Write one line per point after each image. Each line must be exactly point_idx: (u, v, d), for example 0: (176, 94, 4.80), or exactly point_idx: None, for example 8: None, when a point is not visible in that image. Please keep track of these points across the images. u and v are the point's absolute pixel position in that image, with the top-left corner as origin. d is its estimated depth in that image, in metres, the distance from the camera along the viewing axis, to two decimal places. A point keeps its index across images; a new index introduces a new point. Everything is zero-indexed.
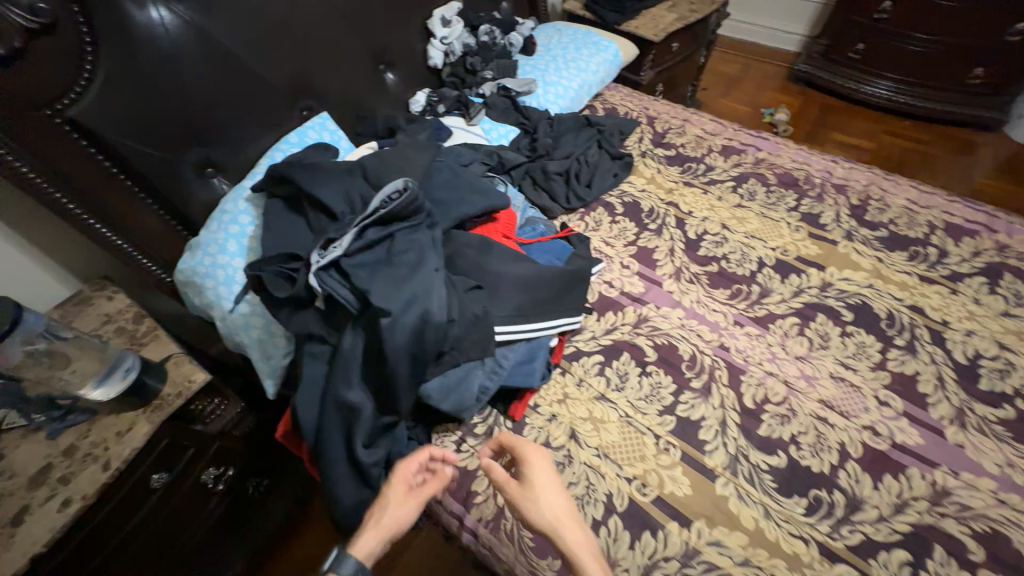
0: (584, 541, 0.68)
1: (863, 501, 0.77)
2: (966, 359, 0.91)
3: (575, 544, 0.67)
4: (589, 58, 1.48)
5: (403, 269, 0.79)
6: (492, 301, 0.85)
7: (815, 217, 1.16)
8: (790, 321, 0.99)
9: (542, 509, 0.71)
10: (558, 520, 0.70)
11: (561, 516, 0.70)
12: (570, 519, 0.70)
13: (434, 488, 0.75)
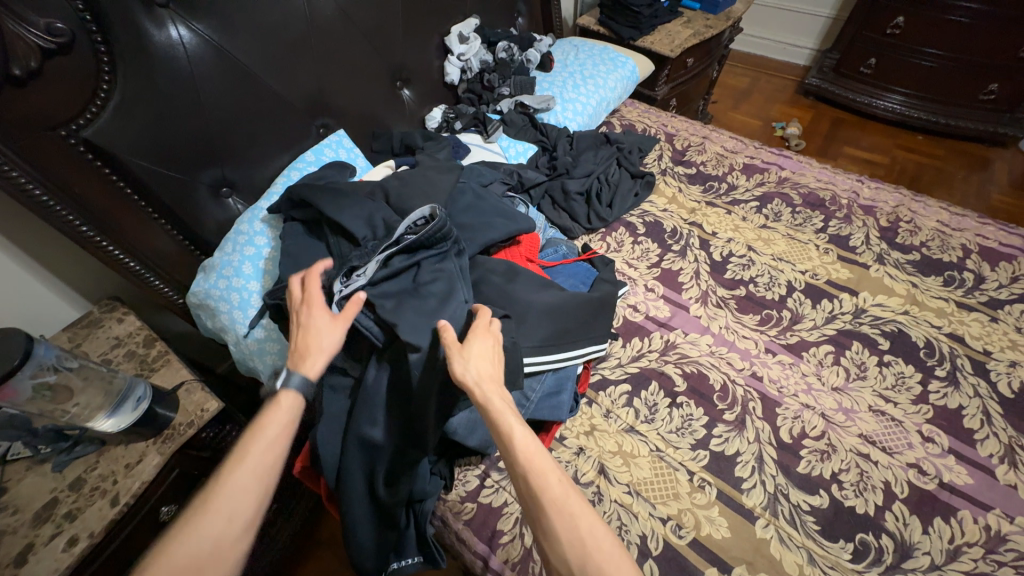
0: (510, 405, 0.60)
1: (913, 547, 0.73)
2: (1011, 392, 0.88)
3: (498, 406, 0.58)
4: (607, 75, 1.47)
5: (432, 300, 0.77)
6: (520, 330, 0.81)
7: (843, 239, 1.13)
8: (823, 349, 0.96)
9: (467, 370, 0.62)
10: (481, 381, 0.61)
11: (489, 379, 0.62)
12: (494, 381, 0.62)
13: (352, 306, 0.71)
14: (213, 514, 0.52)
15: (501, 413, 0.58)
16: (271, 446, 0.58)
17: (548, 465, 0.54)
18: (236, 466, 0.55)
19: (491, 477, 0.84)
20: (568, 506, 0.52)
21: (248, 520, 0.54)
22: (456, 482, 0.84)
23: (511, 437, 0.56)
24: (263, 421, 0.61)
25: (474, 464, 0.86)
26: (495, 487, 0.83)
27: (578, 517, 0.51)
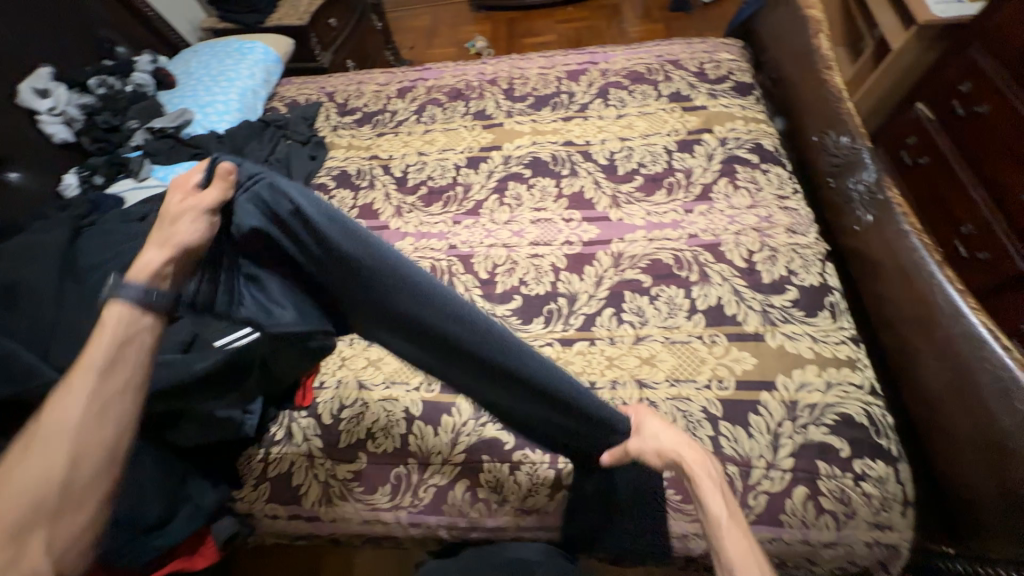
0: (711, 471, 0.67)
1: (577, 293, 1.00)
2: (606, 159, 1.20)
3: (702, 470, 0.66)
4: (238, 66, 1.46)
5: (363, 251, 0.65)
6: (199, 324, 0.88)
7: (483, 113, 1.37)
8: (491, 199, 1.18)
9: (660, 431, 0.72)
10: (679, 452, 0.69)
11: (681, 447, 0.69)
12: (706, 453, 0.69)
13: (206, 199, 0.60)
14: (45, 460, 0.46)
15: (706, 488, 0.64)
16: (99, 362, 0.50)
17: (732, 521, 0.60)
18: (64, 397, 0.48)
19: (273, 452, 0.89)
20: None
21: (83, 459, 0.48)
22: (244, 477, 0.88)
23: (706, 493, 0.64)
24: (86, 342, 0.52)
25: (255, 452, 0.89)
26: (280, 456, 0.88)
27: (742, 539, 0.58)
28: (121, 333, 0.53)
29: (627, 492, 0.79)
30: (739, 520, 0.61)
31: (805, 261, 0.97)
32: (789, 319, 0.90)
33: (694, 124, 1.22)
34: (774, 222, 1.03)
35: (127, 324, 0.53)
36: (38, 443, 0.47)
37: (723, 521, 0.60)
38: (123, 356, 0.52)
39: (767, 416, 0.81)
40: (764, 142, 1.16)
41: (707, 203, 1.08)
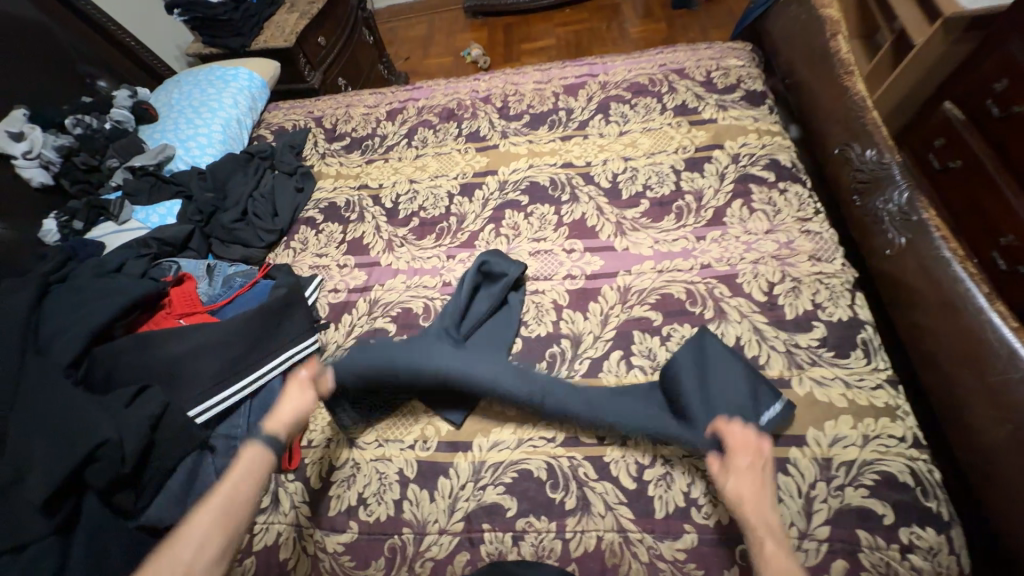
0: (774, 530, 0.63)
1: (582, 333, 0.92)
2: (609, 182, 1.12)
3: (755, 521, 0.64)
4: (220, 95, 1.40)
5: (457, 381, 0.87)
6: (175, 388, 0.81)
7: (476, 134, 1.29)
8: (487, 230, 1.11)
9: (732, 479, 0.67)
10: (739, 502, 0.66)
11: (742, 494, 0.66)
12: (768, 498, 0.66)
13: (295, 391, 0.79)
14: (177, 549, 0.58)
15: (754, 512, 0.64)
16: (234, 487, 0.65)
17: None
18: (190, 515, 0.61)
19: (259, 521, 0.83)
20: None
21: (209, 554, 0.58)
22: None
23: (753, 519, 0.64)
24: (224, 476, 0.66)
25: None
26: (266, 526, 0.83)
27: None
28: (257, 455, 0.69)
29: (642, 566, 0.71)
30: (784, 547, 0.61)
31: (831, 292, 0.88)
32: (817, 361, 0.81)
33: (702, 139, 1.13)
34: (795, 248, 0.94)
35: (249, 463, 0.68)
36: (170, 545, 0.59)
37: (768, 552, 0.60)
38: (254, 473, 0.67)
39: (797, 476, 0.72)
40: (780, 157, 1.06)
41: (720, 229, 0.99)
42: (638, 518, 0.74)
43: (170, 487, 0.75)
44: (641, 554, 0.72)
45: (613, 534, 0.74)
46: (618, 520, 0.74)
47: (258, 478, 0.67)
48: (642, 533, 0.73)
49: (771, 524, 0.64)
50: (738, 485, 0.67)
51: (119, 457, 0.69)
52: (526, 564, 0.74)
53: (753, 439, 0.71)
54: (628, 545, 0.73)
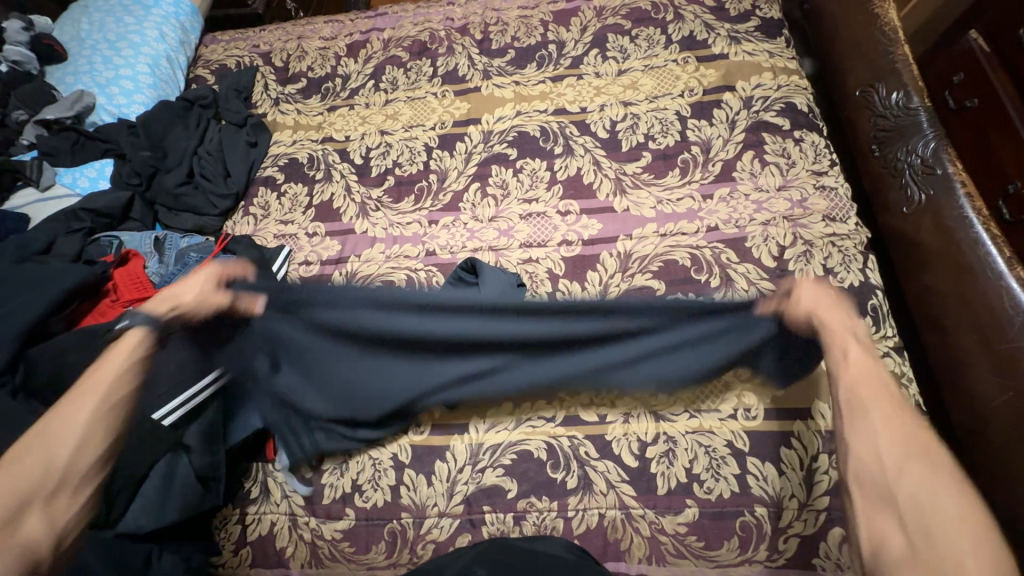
0: (860, 347, 0.62)
1: None
2: (607, 132, 0.99)
3: (832, 336, 0.63)
4: (141, 26, 1.17)
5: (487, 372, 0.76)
6: None
7: (454, 74, 1.12)
8: (472, 190, 0.99)
9: (811, 292, 0.66)
10: (819, 311, 0.64)
11: (820, 304, 0.64)
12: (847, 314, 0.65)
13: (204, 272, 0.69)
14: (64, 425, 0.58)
15: (834, 330, 0.63)
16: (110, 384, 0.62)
17: (874, 393, 0.58)
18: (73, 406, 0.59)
19: (250, 511, 0.79)
20: (901, 425, 0.55)
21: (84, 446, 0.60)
22: (221, 541, 0.78)
23: (830, 339, 0.63)
24: (104, 361, 0.63)
25: (230, 512, 0.79)
26: (259, 516, 0.79)
27: (882, 413, 0.56)
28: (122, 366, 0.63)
29: (643, 540, 0.72)
30: (875, 364, 0.61)
31: (844, 255, 0.82)
32: None
33: (712, 79, 1.00)
34: (808, 207, 0.87)
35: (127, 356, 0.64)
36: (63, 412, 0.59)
37: (854, 364, 0.60)
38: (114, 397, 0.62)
39: (800, 449, 0.72)
40: (796, 100, 0.95)
41: (729, 185, 0.91)
42: (640, 495, 0.73)
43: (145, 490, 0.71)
44: (643, 529, 0.72)
45: (615, 511, 0.73)
46: (621, 498, 0.74)
47: (126, 358, 0.64)
48: (644, 509, 0.73)
49: (847, 336, 0.63)
50: (810, 296, 0.65)
51: None
52: (536, 538, 0.71)
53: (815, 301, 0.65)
54: (629, 521, 0.73)
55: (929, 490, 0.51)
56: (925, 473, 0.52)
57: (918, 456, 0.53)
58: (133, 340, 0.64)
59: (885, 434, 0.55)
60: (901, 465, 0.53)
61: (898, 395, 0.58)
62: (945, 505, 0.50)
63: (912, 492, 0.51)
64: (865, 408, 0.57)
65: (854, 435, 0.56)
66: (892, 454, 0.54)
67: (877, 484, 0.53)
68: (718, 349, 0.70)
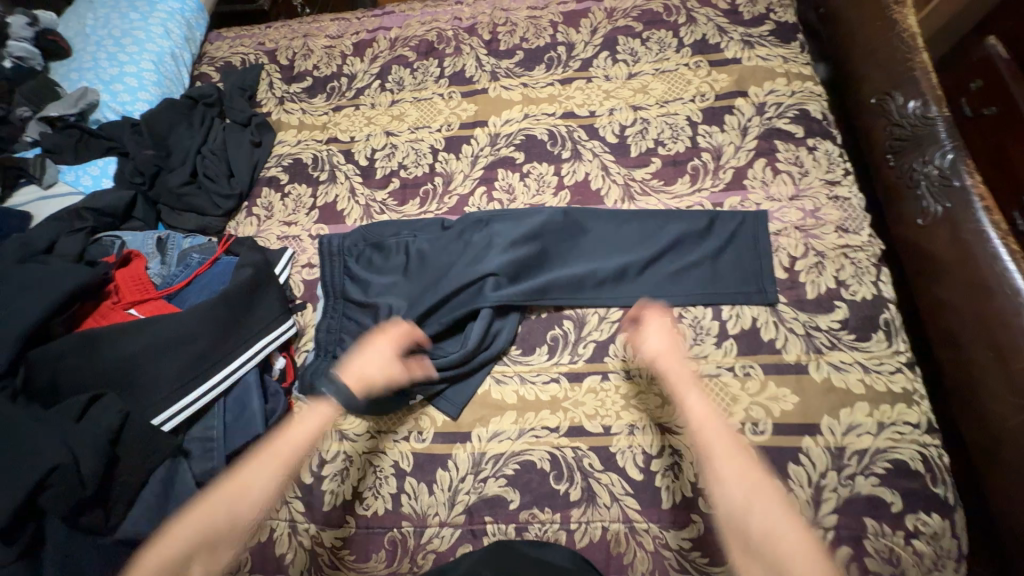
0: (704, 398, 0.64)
1: (586, 315, 0.85)
2: (616, 136, 0.98)
3: (675, 380, 0.67)
4: (146, 22, 1.16)
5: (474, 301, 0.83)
6: (133, 394, 0.72)
7: (461, 75, 1.11)
8: (478, 194, 0.98)
9: (653, 339, 0.72)
10: (659, 359, 0.70)
11: (660, 355, 0.70)
12: (683, 367, 0.69)
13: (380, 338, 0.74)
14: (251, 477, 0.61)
15: (673, 377, 0.67)
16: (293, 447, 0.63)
17: (717, 431, 0.60)
18: (263, 462, 0.61)
19: None
20: (737, 461, 0.57)
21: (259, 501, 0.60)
22: None
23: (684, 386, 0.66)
24: (302, 420, 0.65)
25: None
26: (258, 522, 0.78)
27: (723, 453, 0.58)
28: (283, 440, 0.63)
29: (647, 555, 0.71)
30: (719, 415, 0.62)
31: (857, 268, 0.81)
32: (836, 345, 0.76)
33: (724, 84, 0.98)
34: (821, 217, 0.85)
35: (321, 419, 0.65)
36: (251, 473, 0.61)
37: (703, 412, 0.62)
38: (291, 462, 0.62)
39: (808, 466, 0.70)
40: (810, 107, 0.93)
41: (740, 193, 0.89)
42: (644, 509, 0.72)
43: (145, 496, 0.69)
44: (647, 543, 0.71)
45: (619, 525, 0.72)
46: (624, 511, 0.73)
47: (315, 424, 0.64)
48: (648, 523, 0.72)
49: (677, 381, 0.67)
50: (652, 350, 0.71)
51: (77, 480, 0.63)
52: (539, 547, 0.70)
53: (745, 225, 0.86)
54: (633, 535, 0.72)
55: (767, 526, 0.51)
56: (771, 511, 0.52)
57: (748, 487, 0.54)
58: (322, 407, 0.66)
59: (729, 469, 0.56)
60: (749, 503, 0.53)
61: (739, 441, 0.59)
62: (784, 534, 0.50)
63: (763, 526, 0.51)
64: (712, 450, 0.58)
65: (712, 480, 0.57)
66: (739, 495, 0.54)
67: (740, 535, 0.52)
68: (697, 283, 0.83)
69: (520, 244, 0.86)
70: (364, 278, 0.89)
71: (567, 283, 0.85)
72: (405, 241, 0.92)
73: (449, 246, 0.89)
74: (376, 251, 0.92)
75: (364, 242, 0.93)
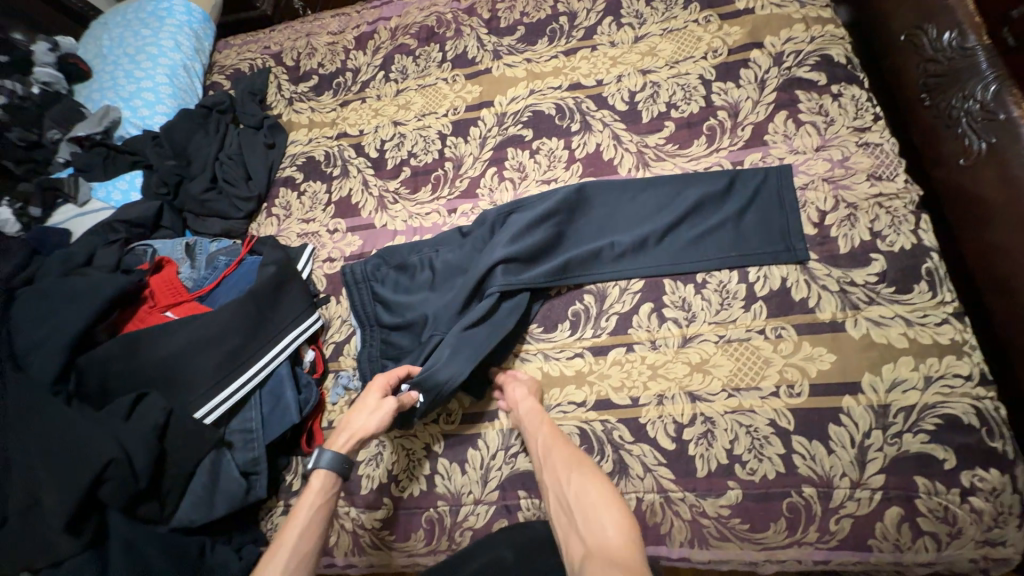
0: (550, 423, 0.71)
1: (606, 288, 0.83)
2: (626, 104, 0.95)
3: (525, 420, 0.73)
4: (157, 37, 1.19)
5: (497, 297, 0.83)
6: (175, 392, 0.76)
7: (463, 57, 1.09)
8: (489, 175, 0.97)
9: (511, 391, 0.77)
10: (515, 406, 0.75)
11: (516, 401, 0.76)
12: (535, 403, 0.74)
13: (370, 392, 0.75)
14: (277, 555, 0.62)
15: (528, 413, 0.73)
16: (307, 523, 0.65)
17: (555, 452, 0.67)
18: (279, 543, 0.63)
19: (294, 503, 0.81)
20: (575, 468, 0.64)
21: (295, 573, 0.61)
22: (268, 532, 0.80)
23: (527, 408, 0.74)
24: (299, 503, 0.67)
25: (275, 504, 0.82)
26: None
27: (562, 465, 0.65)
28: (315, 502, 0.67)
29: (685, 524, 0.70)
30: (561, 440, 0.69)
31: (893, 217, 0.76)
32: (874, 299, 0.72)
33: (737, 38, 0.93)
34: (850, 166, 0.80)
35: (322, 489, 0.68)
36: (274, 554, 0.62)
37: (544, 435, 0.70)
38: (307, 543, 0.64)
39: (851, 426, 0.68)
40: (833, 52, 0.88)
41: (761, 150, 0.85)
42: (678, 478, 0.71)
43: (195, 487, 0.73)
44: (684, 512, 0.70)
45: (653, 495, 0.71)
46: (658, 482, 0.72)
47: (318, 501, 0.67)
48: (683, 492, 0.71)
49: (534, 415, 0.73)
50: (512, 393, 0.76)
51: (131, 473, 0.67)
52: None
53: (769, 184, 0.81)
54: (668, 505, 0.71)
55: (579, 491, 0.60)
56: (588, 490, 0.60)
57: (583, 487, 0.60)
58: (322, 481, 0.69)
59: (565, 479, 0.63)
60: (570, 481, 0.62)
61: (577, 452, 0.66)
62: (603, 522, 0.55)
63: (583, 518, 0.57)
64: (543, 450, 0.68)
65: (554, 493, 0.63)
66: (572, 497, 0.60)
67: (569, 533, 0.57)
68: (723, 247, 0.80)
69: (535, 229, 0.85)
70: (395, 300, 0.87)
71: (584, 259, 0.83)
72: (428, 257, 0.90)
73: (472, 253, 0.88)
74: (401, 272, 0.90)
75: (387, 265, 0.91)
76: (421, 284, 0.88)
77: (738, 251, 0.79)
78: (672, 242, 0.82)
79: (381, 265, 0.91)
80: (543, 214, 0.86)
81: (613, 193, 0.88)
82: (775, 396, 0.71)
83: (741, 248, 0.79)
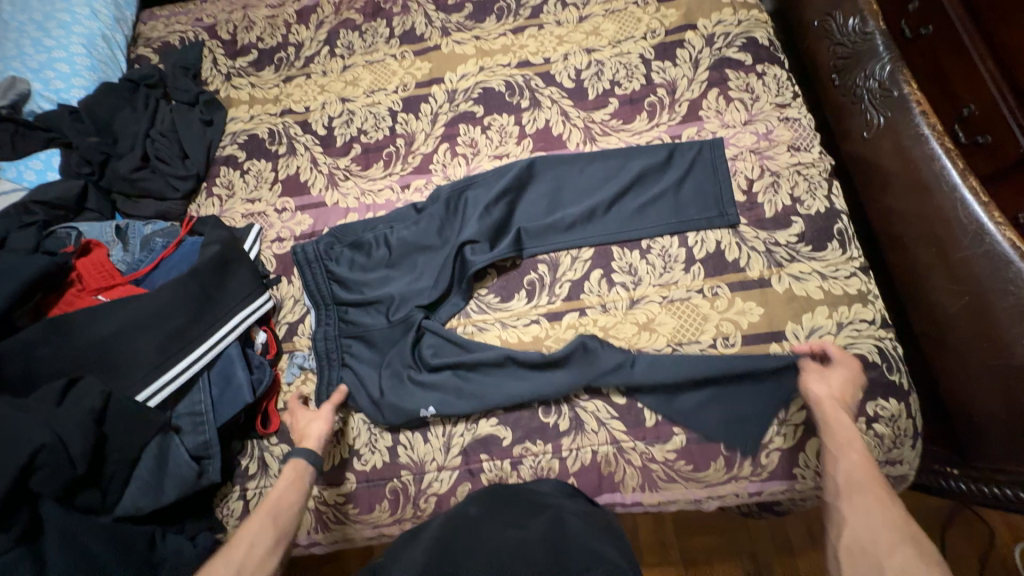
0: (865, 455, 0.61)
1: (559, 257, 0.87)
2: (573, 81, 0.98)
3: (843, 434, 0.64)
4: (70, 3, 1.09)
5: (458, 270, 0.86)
6: (114, 376, 0.72)
7: (411, 34, 1.08)
8: (442, 150, 0.97)
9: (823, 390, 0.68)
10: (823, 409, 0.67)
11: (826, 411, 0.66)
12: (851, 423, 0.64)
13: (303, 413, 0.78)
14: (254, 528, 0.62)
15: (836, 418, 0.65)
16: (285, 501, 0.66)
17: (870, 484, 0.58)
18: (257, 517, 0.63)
19: (251, 487, 0.79)
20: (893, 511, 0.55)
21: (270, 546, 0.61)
22: (223, 518, 0.78)
23: (837, 421, 0.65)
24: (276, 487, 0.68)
25: (230, 489, 0.79)
26: (260, 490, 0.78)
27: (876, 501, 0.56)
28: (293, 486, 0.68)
29: (636, 470, 0.75)
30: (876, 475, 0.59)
31: (810, 183, 0.84)
32: (795, 257, 0.80)
33: (673, 19, 0.99)
34: (773, 139, 0.88)
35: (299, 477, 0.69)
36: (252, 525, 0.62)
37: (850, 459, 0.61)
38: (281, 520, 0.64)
39: None
40: (757, 35, 0.95)
41: (696, 124, 0.91)
42: (630, 429, 0.76)
43: (140, 473, 0.70)
44: (635, 460, 0.75)
45: (607, 446, 0.76)
46: (612, 434, 0.76)
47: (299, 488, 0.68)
48: (634, 442, 0.76)
49: (846, 432, 0.64)
50: (814, 390, 0.69)
51: (65, 459, 0.63)
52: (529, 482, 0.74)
53: (704, 155, 0.87)
54: (621, 454, 0.76)
55: (881, 534, 0.53)
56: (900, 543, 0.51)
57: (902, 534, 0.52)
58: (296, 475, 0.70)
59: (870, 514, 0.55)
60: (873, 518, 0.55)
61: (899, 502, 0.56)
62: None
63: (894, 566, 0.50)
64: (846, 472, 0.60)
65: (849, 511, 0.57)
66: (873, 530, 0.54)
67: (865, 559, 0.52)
68: (664, 214, 0.86)
69: (493, 207, 0.88)
70: (352, 278, 0.87)
71: (538, 231, 0.87)
72: (383, 233, 0.90)
73: (428, 228, 0.88)
74: (356, 250, 0.90)
75: (340, 243, 0.90)
76: (377, 261, 0.89)
77: (678, 218, 0.85)
78: (618, 213, 0.87)
79: (336, 243, 0.90)
80: (500, 191, 0.88)
81: (564, 171, 0.91)
82: (713, 348, 0.78)
83: (680, 215, 0.85)
